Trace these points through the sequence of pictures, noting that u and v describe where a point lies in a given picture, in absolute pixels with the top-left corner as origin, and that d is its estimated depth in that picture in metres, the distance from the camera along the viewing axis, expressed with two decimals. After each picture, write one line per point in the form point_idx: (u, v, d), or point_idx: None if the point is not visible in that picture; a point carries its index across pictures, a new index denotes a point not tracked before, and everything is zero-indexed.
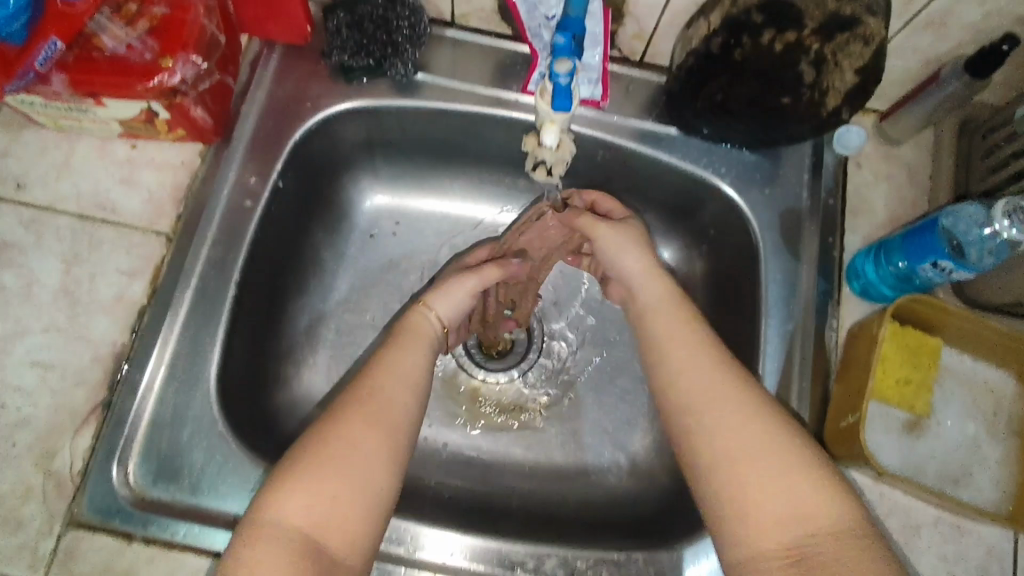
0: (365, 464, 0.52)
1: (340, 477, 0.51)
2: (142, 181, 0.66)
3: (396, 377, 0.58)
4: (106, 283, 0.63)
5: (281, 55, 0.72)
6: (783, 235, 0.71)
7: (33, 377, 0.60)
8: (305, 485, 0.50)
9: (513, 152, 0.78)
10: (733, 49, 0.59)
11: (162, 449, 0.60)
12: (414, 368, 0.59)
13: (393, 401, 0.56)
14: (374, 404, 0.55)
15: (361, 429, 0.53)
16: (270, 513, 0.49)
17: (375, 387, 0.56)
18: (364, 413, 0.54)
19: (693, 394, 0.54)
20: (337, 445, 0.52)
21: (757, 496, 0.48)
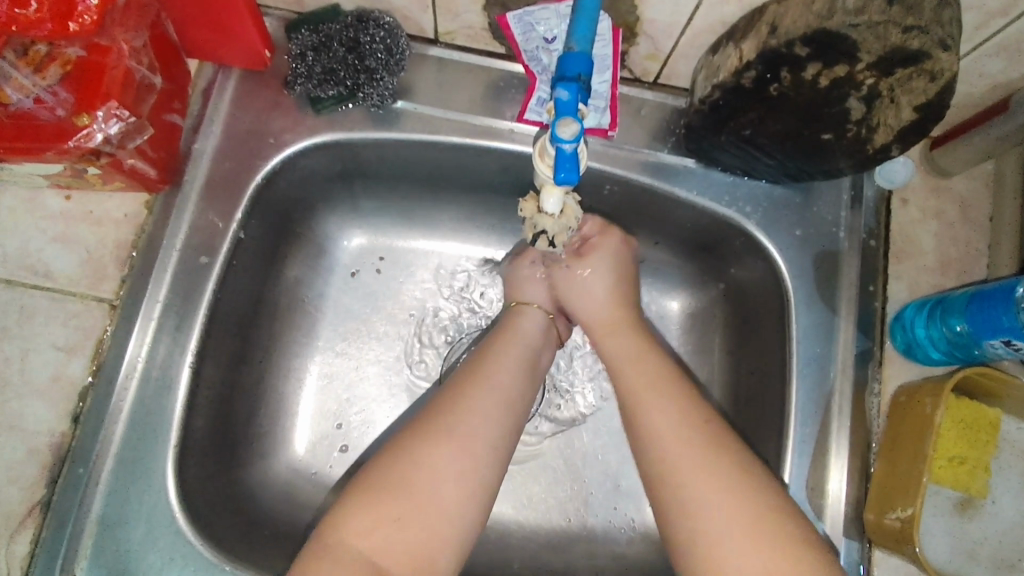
0: (449, 480, 0.48)
1: (416, 494, 0.47)
2: (79, 239, 0.57)
3: (487, 390, 0.53)
4: (41, 361, 0.54)
5: (238, 82, 0.62)
6: (819, 282, 0.61)
7: None
8: (373, 509, 0.46)
9: (507, 183, 0.68)
10: (769, 83, 0.50)
11: (114, 552, 0.53)
12: (507, 386, 0.54)
13: (487, 421, 0.52)
14: (462, 417, 0.51)
15: (454, 444, 0.50)
16: (333, 537, 0.46)
17: (466, 398, 0.52)
18: (450, 430, 0.50)
19: (649, 420, 0.53)
20: (419, 464, 0.48)
21: (708, 511, 0.47)
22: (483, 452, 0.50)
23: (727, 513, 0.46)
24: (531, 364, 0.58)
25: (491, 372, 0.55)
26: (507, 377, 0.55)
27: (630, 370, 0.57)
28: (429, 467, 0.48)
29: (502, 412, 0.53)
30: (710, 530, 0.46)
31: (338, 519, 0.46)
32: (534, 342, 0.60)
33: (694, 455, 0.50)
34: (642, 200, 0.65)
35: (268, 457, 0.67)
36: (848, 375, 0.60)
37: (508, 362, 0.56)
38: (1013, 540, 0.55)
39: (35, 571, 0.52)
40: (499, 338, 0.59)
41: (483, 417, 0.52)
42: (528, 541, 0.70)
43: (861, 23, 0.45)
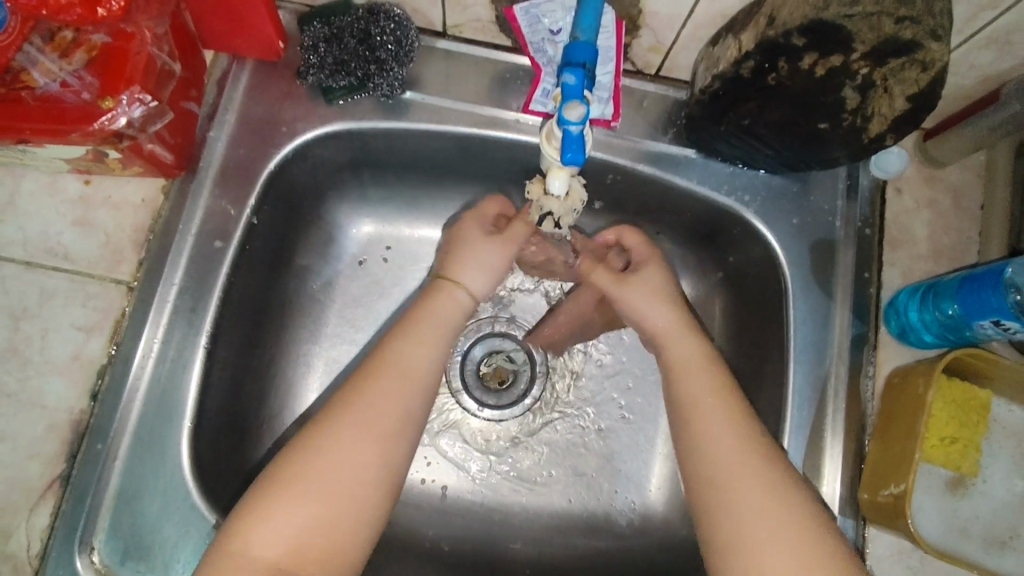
0: (351, 471, 0.49)
1: (319, 486, 0.48)
2: (98, 223, 0.59)
3: (391, 374, 0.54)
4: (61, 340, 0.56)
5: (252, 72, 0.64)
6: (815, 269, 0.63)
7: None
8: (282, 505, 0.47)
9: (512, 172, 0.70)
10: (766, 73, 0.52)
11: (131, 526, 0.55)
12: (411, 367, 0.54)
13: (387, 411, 0.52)
14: (358, 405, 0.51)
15: (348, 432, 0.50)
16: (239, 542, 0.46)
17: (367, 386, 0.52)
18: (347, 422, 0.50)
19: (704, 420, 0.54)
20: (322, 457, 0.49)
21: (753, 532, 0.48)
22: (386, 436, 0.51)
23: (769, 539, 0.47)
24: (443, 340, 0.58)
25: (393, 356, 0.55)
26: (422, 358, 0.55)
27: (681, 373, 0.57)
28: (328, 458, 0.49)
29: (405, 396, 0.53)
30: (729, 508, 0.49)
31: (243, 524, 0.46)
32: (455, 320, 0.59)
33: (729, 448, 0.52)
34: (644, 189, 0.67)
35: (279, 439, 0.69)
36: (843, 359, 0.61)
37: (410, 339, 0.56)
38: (1002, 517, 0.57)
39: (54, 543, 0.53)
40: (414, 318, 0.57)
41: (384, 398, 0.52)
42: (530, 522, 0.71)
43: (857, 13, 0.47)
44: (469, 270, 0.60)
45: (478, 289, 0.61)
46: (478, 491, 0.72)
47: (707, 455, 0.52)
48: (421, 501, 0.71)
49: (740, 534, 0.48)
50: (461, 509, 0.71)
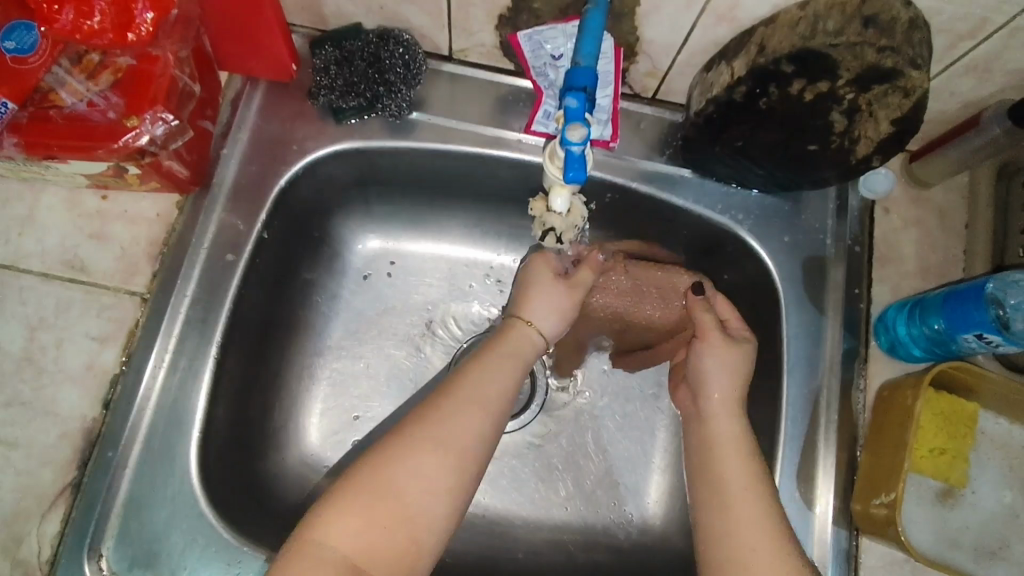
0: (421, 485, 0.49)
1: (390, 498, 0.48)
2: (113, 236, 0.61)
3: (478, 400, 0.54)
4: (75, 350, 0.58)
5: (265, 92, 0.67)
6: (807, 285, 0.65)
7: None
8: (350, 511, 0.47)
9: (514, 191, 0.73)
10: (758, 97, 0.55)
11: (139, 533, 0.55)
12: (491, 391, 0.55)
13: (470, 429, 0.53)
14: (439, 423, 0.52)
15: (429, 447, 0.51)
16: (314, 537, 0.46)
17: (450, 405, 0.53)
18: (430, 438, 0.51)
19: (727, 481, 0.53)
20: (399, 469, 0.49)
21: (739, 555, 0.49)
22: (462, 457, 0.51)
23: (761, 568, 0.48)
24: (517, 369, 0.59)
25: (477, 379, 0.56)
26: (497, 387, 0.56)
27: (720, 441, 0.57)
28: (402, 473, 0.49)
29: (481, 424, 0.53)
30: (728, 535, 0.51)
31: (324, 519, 0.47)
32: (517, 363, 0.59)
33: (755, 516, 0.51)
34: (642, 207, 0.69)
35: (286, 450, 0.70)
36: (835, 372, 0.63)
37: (491, 372, 0.57)
38: (991, 528, 0.58)
39: (64, 550, 0.54)
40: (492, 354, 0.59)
41: (463, 422, 0.53)
42: (532, 534, 0.72)
43: (841, 43, 0.50)
44: (543, 310, 0.63)
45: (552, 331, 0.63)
46: (479, 503, 0.73)
47: (720, 482, 0.54)
48: None
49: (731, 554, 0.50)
50: (462, 520, 0.72)
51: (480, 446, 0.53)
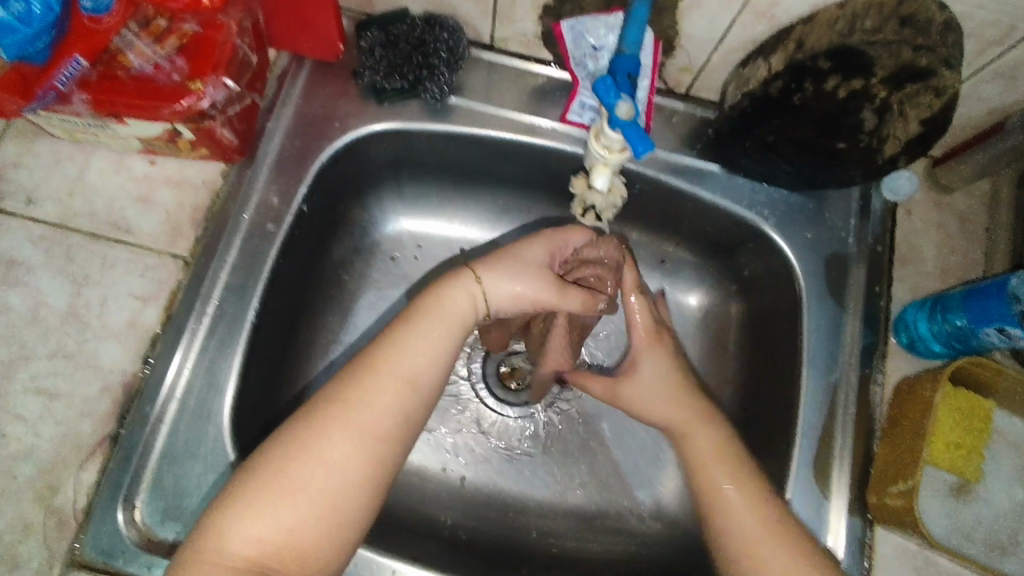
0: (328, 475, 0.49)
1: (295, 489, 0.48)
2: (159, 199, 0.63)
3: (386, 381, 0.53)
4: (118, 307, 0.59)
5: (310, 71, 0.69)
6: (828, 281, 0.67)
7: (37, 406, 0.56)
8: (257, 509, 0.47)
9: (544, 179, 0.74)
10: (793, 93, 0.57)
11: (172, 487, 0.57)
12: (405, 373, 0.54)
13: (375, 414, 0.51)
14: (346, 408, 0.51)
15: (330, 437, 0.50)
16: (219, 538, 0.46)
17: (353, 388, 0.52)
18: (333, 426, 0.50)
19: (762, 560, 0.54)
20: (298, 464, 0.48)
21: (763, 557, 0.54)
22: (369, 440, 0.51)
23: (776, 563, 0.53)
24: (438, 344, 0.55)
25: (390, 357, 0.54)
26: (417, 367, 0.54)
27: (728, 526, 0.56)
28: (305, 464, 0.48)
29: (395, 407, 0.52)
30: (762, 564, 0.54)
31: (220, 520, 0.46)
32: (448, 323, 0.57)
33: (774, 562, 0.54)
34: (670, 200, 0.71)
35: None
36: (854, 367, 0.64)
37: (403, 350, 0.54)
38: (1004, 524, 0.59)
39: (99, 500, 0.55)
40: (434, 332, 0.56)
41: (378, 411, 0.52)
42: (546, 516, 0.73)
43: (877, 40, 0.53)
44: (498, 276, 0.59)
45: (500, 295, 0.59)
46: (496, 484, 0.74)
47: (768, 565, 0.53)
48: (441, 489, 0.73)
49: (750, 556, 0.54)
50: (480, 500, 0.73)
51: (393, 427, 0.52)
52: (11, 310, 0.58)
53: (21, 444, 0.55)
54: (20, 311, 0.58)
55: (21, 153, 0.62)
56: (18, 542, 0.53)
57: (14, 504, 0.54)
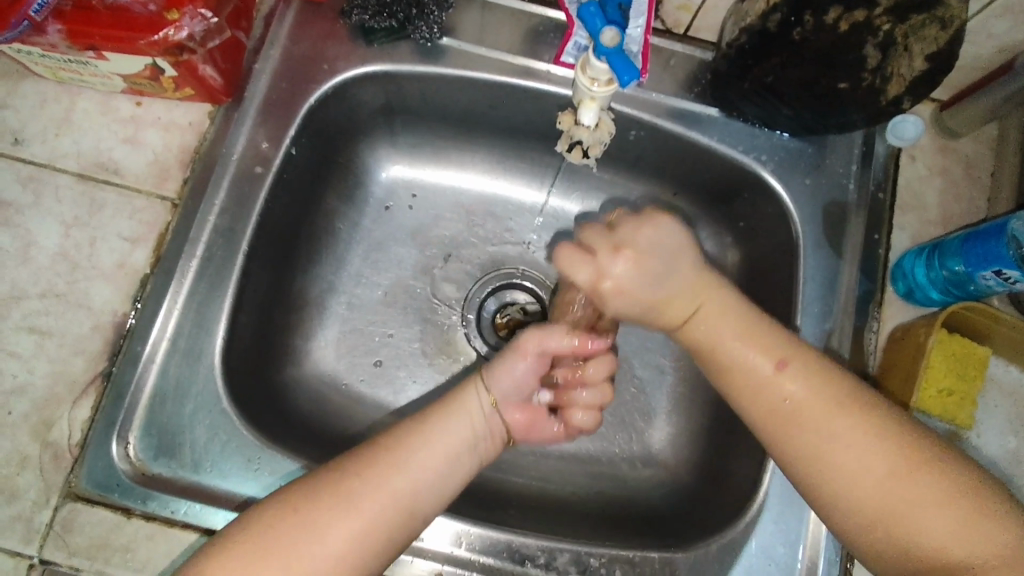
0: (339, 548, 0.48)
1: (302, 551, 0.47)
2: (148, 141, 0.62)
3: (409, 468, 0.51)
4: (108, 247, 0.60)
5: (297, 11, 0.67)
6: (826, 229, 0.65)
7: (31, 344, 0.57)
8: (250, 573, 0.46)
9: (538, 126, 0.73)
10: (793, 26, 0.55)
11: (164, 425, 0.57)
12: (429, 461, 0.52)
13: (391, 500, 0.50)
14: (369, 501, 0.49)
15: (343, 519, 0.48)
16: None
17: (385, 474, 0.50)
18: (341, 507, 0.49)
19: (828, 456, 0.49)
20: (305, 537, 0.47)
21: (832, 450, 0.49)
22: (388, 531, 0.49)
23: (859, 457, 0.48)
24: (461, 432, 0.54)
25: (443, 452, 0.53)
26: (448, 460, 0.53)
27: (860, 485, 0.48)
28: (314, 540, 0.47)
29: (427, 495, 0.52)
30: (817, 452, 0.50)
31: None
32: (475, 424, 0.55)
33: (866, 458, 0.48)
34: (665, 147, 0.69)
35: (303, 366, 0.72)
36: (849, 316, 0.63)
37: (418, 453, 0.52)
38: (996, 470, 0.59)
39: (94, 434, 0.56)
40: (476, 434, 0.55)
41: (420, 489, 0.51)
42: (538, 462, 0.74)
43: None
44: (504, 374, 0.57)
45: (506, 395, 0.57)
46: None
47: (841, 462, 0.49)
48: None
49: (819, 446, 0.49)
50: None
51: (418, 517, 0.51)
52: (2, 250, 0.59)
53: (16, 380, 0.56)
54: (11, 251, 0.59)
55: (6, 94, 0.62)
56: (14, 474, 0.54)
57: (9, 437, 0.55)
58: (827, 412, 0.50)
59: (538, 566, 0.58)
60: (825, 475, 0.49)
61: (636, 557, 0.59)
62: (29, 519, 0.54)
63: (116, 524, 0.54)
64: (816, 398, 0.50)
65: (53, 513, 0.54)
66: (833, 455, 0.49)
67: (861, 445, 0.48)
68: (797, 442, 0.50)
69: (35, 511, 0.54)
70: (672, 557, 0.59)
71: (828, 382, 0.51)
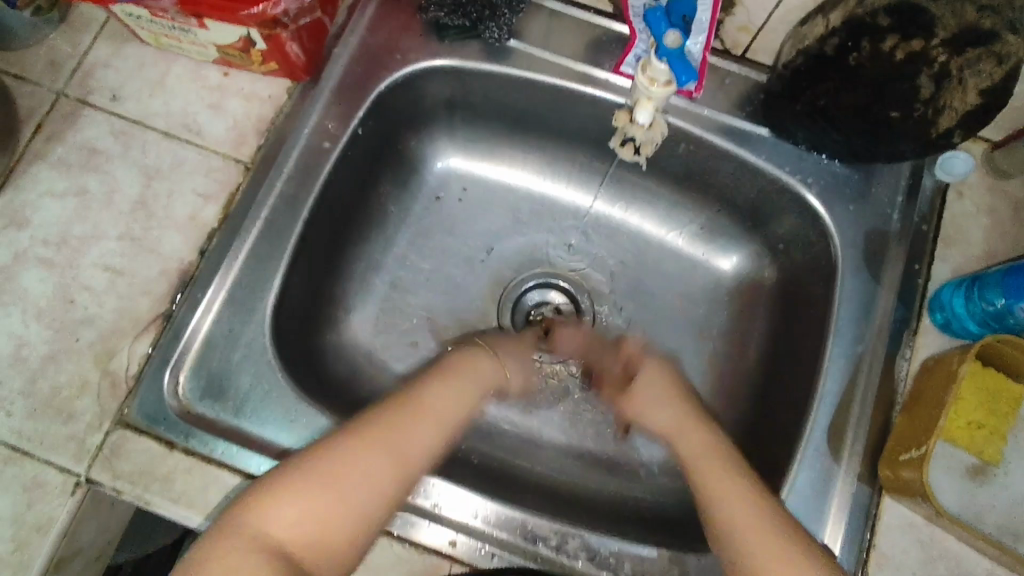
0: (371, 484, 0.51)
1: (338, 492, 0.49)
2: (229, 109, 0.67)
3: (425, 414, 0.57)
4: (183, 201, 0.64)
5: (378, 4, 0.72)
6: (865, 255, 0.66)
7: (103, 280, 0.62)
8: (302, 495, 0.49)
9: (592, 132, 0.76)
10: (849, 52, 0.57)
11: (213, 369, 0.61)
12: (442, 413, 0.58)
13: (418, 436, 0.55)
14: (397, 436, 0.54)
15: (380, 448, 0.52)
16: (254, 518, 0.47)
17: (405, 415, 0.55)
18: (376, 437, 0.53)
19: (725, 511, 0.55)
20: (346, 464, 0.51)
21: (737, 518, 0.54)
22: (423, 449, 0.55)
23: (756, 530, 0.53)
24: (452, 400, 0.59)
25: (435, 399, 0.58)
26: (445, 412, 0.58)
27: (746, 545, 0.52)
28: (355, 464, 0.51)
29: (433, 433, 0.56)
30: (720, 510, 0.55)
31: (261, 503, 0.48)
32: (455, 389, 0.61)
33: (760, 535, 0.52)
34: (713, 162, 0.71)
35: (344, 336, 0.75)
36: (882, 342, 0.64)
37: (429, 407, 0.57)
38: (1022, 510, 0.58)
39: (149, 369, 0.60)
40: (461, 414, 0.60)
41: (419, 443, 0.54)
42: (557, 455, 0.75)
43: None
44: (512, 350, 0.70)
45: (499, 371, 0.66)
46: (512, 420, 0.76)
47: (732, 518, 0.54)
48: None
49: (721, 505, 0.55)
50: (496, 432, 0.76)
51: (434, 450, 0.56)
52: (89, 193, 0.64)
53: (86, 312, 0.61)
54: (97, 195, 0.64)
55: (110, 54, 0.68)
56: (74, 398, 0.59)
57: (74, 363, 0.59)
58: (746, 485, 0.56)
59: (549, 547, 0.60)
60: (723, 527, 0.54)
61: (644, 552, 0.60)
62: (82, 440, 0.58)
63: (159, 455, 0.58)
64: (734, 475, 0.57)
65: (104, 437, 0.58)
66: (724, 515, 0.55)
67: (767, 531, 0.53)
68: (714, 490, 0.56)
69: (88, 433, 0.58)
70: (681, 556, 0.60)
71: (738, 472, 0.57)
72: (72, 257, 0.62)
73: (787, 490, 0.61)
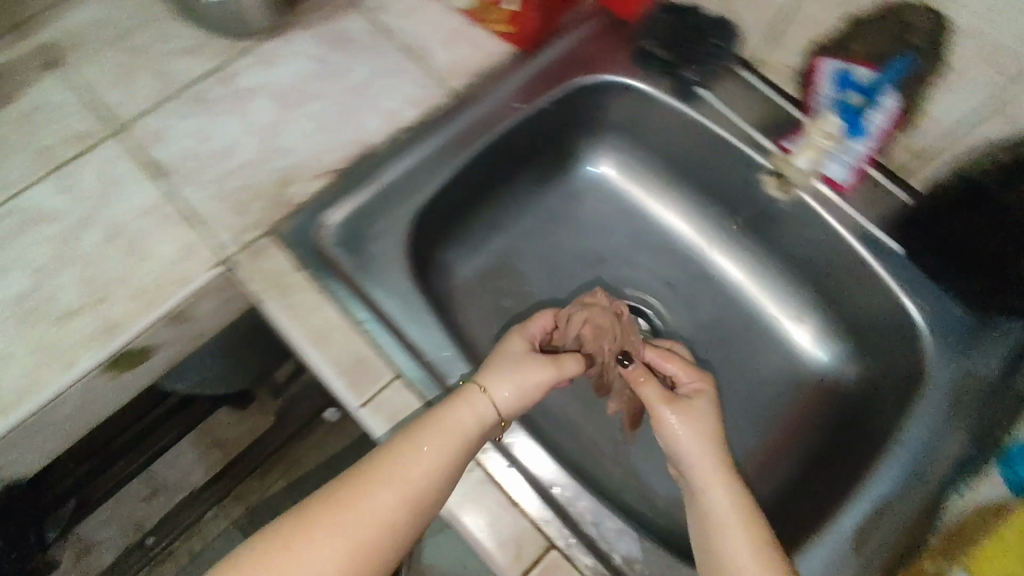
0: (389, 508, 0.53)
1: (344, 534, 0.51)
2: (457, 48, 0.81)
3: (430, 437, 0.56)
4: (393, 98, 0.77)
5: (604, 23, 0.85)
6: (953, 387, 0.67)
7: (309, 127, 0.75)
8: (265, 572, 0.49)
9: (738, 191, 0.83)
10: (1006, 189, 0.63)
11: (357, 228, 0.71)
12: (457, 427, 0.57)
13: (426, 463, 0.54)
14: (399, 468, 0.54)
15: (341, 529, 0.51)
16: None
17: (403, 447, 0.55)
18: (377, 479, 0.54)
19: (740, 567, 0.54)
20: (337, 528, 0.51)
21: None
22: (434, 475, 0.54)
23: None
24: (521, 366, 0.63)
25: (434, 424, 0.57)
26: (461, 425, 0.57)
27: None
28: (336, 525, 0.51)
29: (438, 469, 0.55)
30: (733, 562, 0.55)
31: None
32: (484, 404, 0.59)
33: None
34: (837, 254, 0.76)
35: (455, 267, 0.84)
36: (942, 470, 0.64)
37: (435, 426, 0.56)
38: None
39: (311, 205, 0.71)
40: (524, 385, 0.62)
41: (511, 397, 0.61)
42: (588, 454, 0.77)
43: None
44: (502, 380, 0.61)
45: (509, 408, 0.60)
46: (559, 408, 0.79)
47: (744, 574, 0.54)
48: None
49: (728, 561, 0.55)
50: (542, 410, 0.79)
51: (441, 474, 0.54)
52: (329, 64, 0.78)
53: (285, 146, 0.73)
54: (335, 68, 0.78)
55: None
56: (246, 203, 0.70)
57: (260, 176, 0.72)
58: (757, 555, 0.54)
59: None
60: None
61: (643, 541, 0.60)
62: (237, 232, 0.68)
63: (286, 269, 0.67)
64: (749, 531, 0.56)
65: (254, 237, 0.68)
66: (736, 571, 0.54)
67: None
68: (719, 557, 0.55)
69: (244, 229, 0.69)
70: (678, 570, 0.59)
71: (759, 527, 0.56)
72: (295, 102, 0.76)
73: (807, 554, 0.61)
